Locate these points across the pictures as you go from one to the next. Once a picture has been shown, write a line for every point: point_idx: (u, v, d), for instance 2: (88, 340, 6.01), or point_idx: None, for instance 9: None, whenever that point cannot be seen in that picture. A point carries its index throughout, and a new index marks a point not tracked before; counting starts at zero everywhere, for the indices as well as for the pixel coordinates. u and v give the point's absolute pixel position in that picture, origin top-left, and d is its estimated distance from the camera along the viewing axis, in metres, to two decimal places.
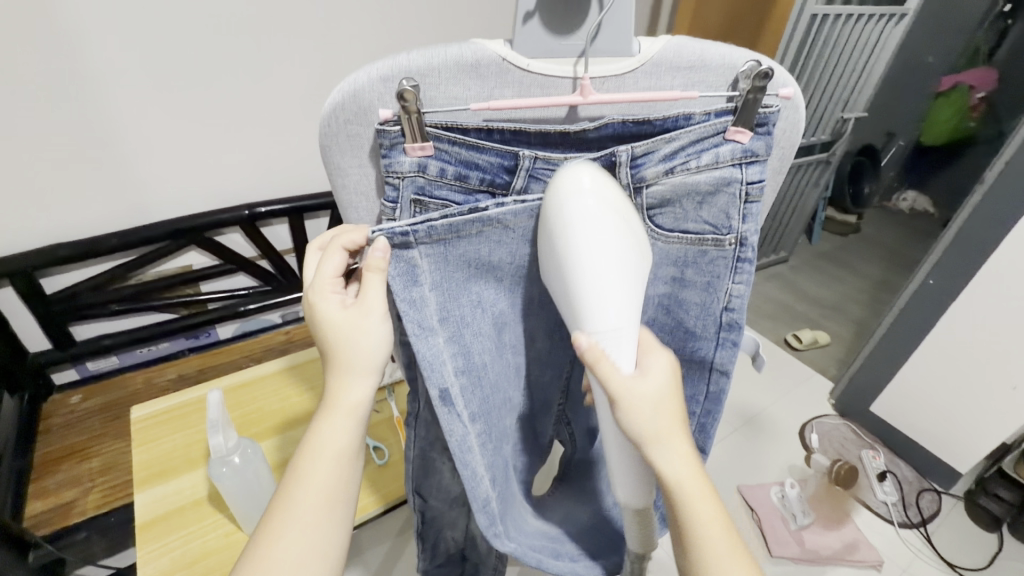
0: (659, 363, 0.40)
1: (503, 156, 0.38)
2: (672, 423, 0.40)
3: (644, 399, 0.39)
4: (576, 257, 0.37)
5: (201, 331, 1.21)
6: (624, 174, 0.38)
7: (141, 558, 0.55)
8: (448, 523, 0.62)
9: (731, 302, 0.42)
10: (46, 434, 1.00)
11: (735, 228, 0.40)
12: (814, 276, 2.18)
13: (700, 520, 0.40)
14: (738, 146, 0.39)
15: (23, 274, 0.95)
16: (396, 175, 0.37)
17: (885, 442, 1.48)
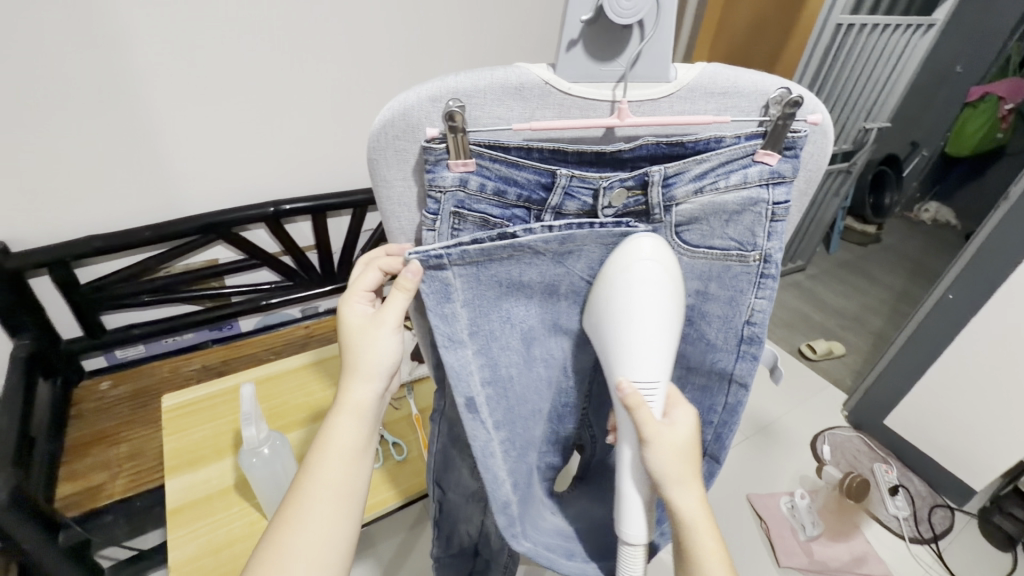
0: (685, 416, 0.45)
1: (541, 175, 0.39)
2: (692, 472, 0.44)
3: (671, 447, 0.43)
4: (631, 313, 0.40)
5: (224, 323, 1.25)
6: (656, 193, 0.39)
7: (171, 542, 0.56)
8: (463, 518, 0.63)
9: (753, 316, 0.43)
10: (77, 419, 1.04)
11: (760, 246, 0.41)
12: (831, 285, 2.17)
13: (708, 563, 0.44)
14: (766, 168, 0.40)
15: (60, 264, 0.99)
16: (438, 190, 0.39)
17: (899, 457, 1.47)
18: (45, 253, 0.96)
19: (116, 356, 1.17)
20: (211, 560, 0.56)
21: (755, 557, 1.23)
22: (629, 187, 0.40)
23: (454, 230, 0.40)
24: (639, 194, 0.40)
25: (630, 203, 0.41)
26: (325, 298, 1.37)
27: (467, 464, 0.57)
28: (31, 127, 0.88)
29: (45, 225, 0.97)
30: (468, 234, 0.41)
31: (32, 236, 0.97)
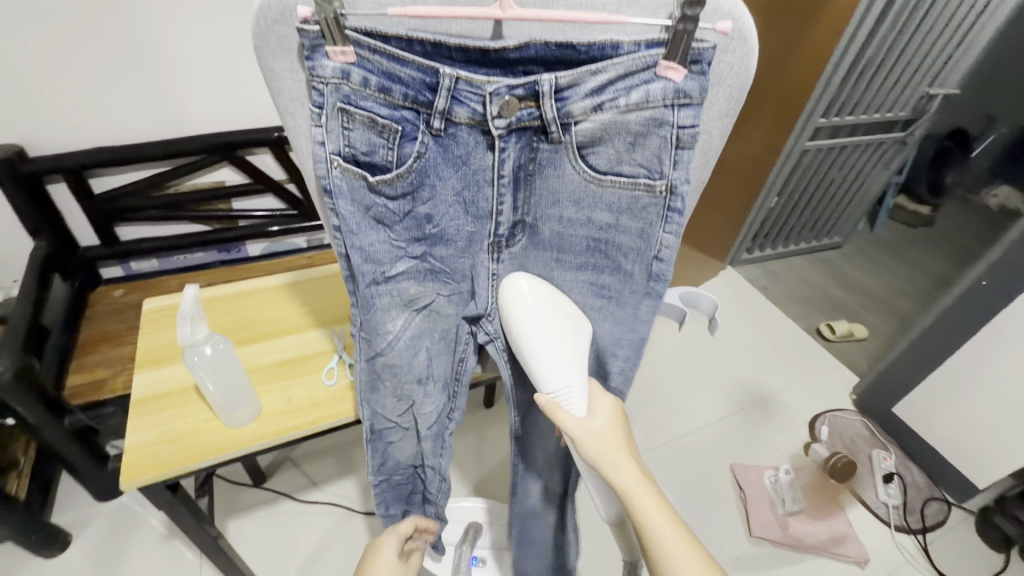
0: (602, 408, 0.55)
1: (426, 74, 0.43)
2: (618, 447, 0.53)
3: (593, 434, 0.53)
4: (530, 338, 0.54)
5: (232, 245, 1.28)
6: (549, 105, 0.44)
7: (131, 428, 0.61)
8: (397, 442, 0.69)
9: (661, 251, 0.50)
10: (89, 319, 1.12)
11: (666, 175, 0.46)
12: (865, 265, 2.04)
13: (652, 522, 0.49)
14: (671, 84, 0.43)
15: (72, 171, 1.04)
16: (321, 80, 0.42)
17: (903, 446, 1.40)
18: (57, 160, 1.01)
19: (131, 268, 1.24)
20: (164, 448, 0.60)
21: (727, 523, 1.23)
22: (521, 97, 0.44)
23: (341, 127, 0.44)
24: (534, 105, 0.45)
25: (524, 115, 0.45)
26: None
27: (393, 391, 0.63)
28: (42, 33, 0.91)
29: (59, 132, 1.02)
30: (359, 132, 0.44)
31: (48, 143, 1.02)
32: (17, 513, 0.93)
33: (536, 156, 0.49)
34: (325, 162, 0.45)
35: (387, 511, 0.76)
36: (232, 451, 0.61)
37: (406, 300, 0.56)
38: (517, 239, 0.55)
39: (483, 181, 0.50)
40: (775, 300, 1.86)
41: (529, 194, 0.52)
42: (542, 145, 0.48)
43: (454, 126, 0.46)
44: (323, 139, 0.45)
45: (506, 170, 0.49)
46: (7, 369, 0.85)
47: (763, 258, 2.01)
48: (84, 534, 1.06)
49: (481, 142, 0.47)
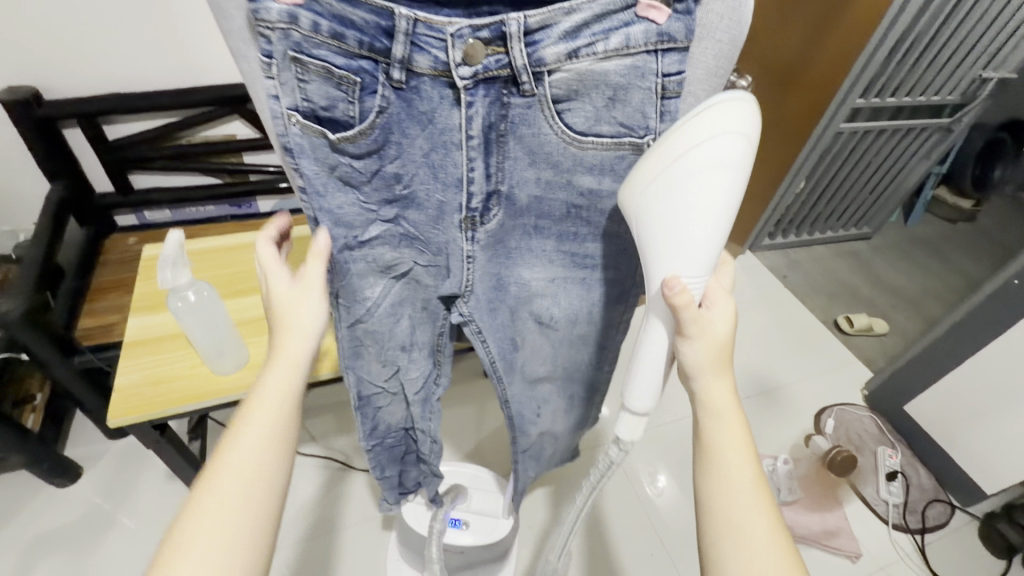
0: (723, 310, 0.49)
1: (380, 16, 0.40)
2: (721, 361, 0.50)
3: (708, 332, 0.49)
4: (706, 207, 0.43)
5: (243, 201, 1.28)
6: (519, 51, 0.41)
7: (121, 368, 0.62)
8: (386, 407, 0.69)
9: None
10: (102, 266, 1.14)
11: (651, 128, 0.45)
12: (895, 259, 1.95)
13: (727, 444, 0.48)
14: (654, 26, 0.41)
15: (86, 118, 1.05)
16: (267, 25, 0.38)
17: (911, 445, 1.36)
18: (70, 105, 1.02)
19: (146, 217, 1.26)
20: (150, 390, 0.61)
21: None
22: (487, 41, 0.41)
23: (295, 77, 0.40)
24: (502, 52, 0.42)
25: (492, 63, 0.42)
26: None
27: (375, 353, 0.61)
28: None
29: (74, 76, 1.02)
30: (315, 84, 0.41)
31: (63, 88, 1.03)
32: (33, 442, 0.98)
33: (508, 113, 0.45)
34: (281, 118, 0.42)
35: (383, 472, 0.77)
36: (216, 397, 0.62)
37: (383, 266, 0.55)
38: (493, 213, 0.51)
39: (451, 143, 0.47)
40: (794, 290, 1.80)
41: (503, 158, 0.48)
42: (514, 99, 0.45)
43: (416, 77, 0.43)
44: (277, 93, 0.41)
45: (475, 130, 0.45)
46: (16, 307, 0.87)
47: (786, 245, 1.94)
48: (94, 467, 1.11)
49: (447, 97, 0.44)
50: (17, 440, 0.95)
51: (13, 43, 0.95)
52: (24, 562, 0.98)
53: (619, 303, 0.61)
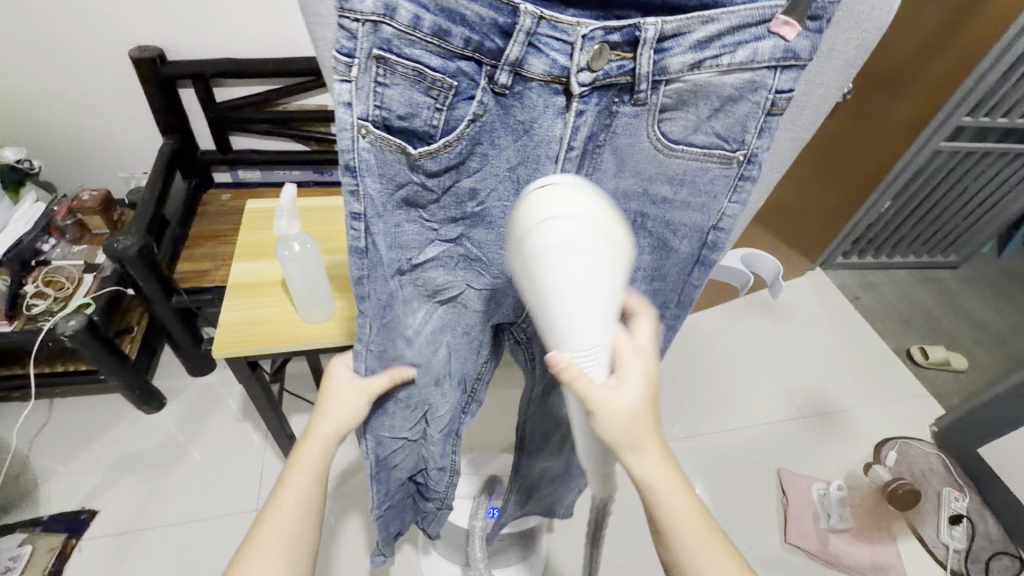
0: (634, 372, 0.43)
1: (499, 12, 0.32)
2: (646, 426, 0.43)
3: (620, 405, 0.42)
4: (564, 290, 0.37)
5: (326, 168, 1.34)
6: (647, 58, 0.34)
7: (226, 306, 0.68)
8: (400, 461, 0.66)
9: (721, 221, 0.45)
10: (200, 217, 1.24)
11: (746, 144, 0.40)
12: (983, 293, 1.80)
13: (676, 510, 0.43)
14: (781, 43, 0.36)
15: (200, 79, 1.14)
16: (355, 18, 0.31)
17: (982, 491, 1.27)
18: (187, 66, 1.11)
19: (239, 176, 1.35)
20: (250, 328, 0.67)
21: (762, 524, 1.20)
22: (615, 45, 0.34)
23: (377, 84, 0.33)
24: (627, 57, 0.35)
25: (613, 69, 0.35)
26: None
27: (403, 388, 0.59)
28: None
29: (192, 39, 1.12)
30: (399, 89, 0.33)
31: (181, 49, 1.13)
32: (129, 369, 1.08)
33: (612, 122, 0.38)
34: (351, 131, 0.35)
35: (387, 528, 0.73)
36: (305, 343, 0.67)
37: (432, 291, 0.50)
38: None
39: (545, 156, 0.39)
40: (867, 313, 1.71)
41: (591, 172, 0.41)
42: (622, 108, 0.38)
43: (523, 82, 0.35)
44: (349, 100, 0.34)
45: (578, 141, 0.38)
46: (133, 245, 0.97)
47: (861, 265, 1.83)
48: (175, 401, 1.22)
49: (552, 105, 0.36)
50: (117, 364, 1.04)
51: (147, 5, 1.05)
52: (113, 474, 1.09)
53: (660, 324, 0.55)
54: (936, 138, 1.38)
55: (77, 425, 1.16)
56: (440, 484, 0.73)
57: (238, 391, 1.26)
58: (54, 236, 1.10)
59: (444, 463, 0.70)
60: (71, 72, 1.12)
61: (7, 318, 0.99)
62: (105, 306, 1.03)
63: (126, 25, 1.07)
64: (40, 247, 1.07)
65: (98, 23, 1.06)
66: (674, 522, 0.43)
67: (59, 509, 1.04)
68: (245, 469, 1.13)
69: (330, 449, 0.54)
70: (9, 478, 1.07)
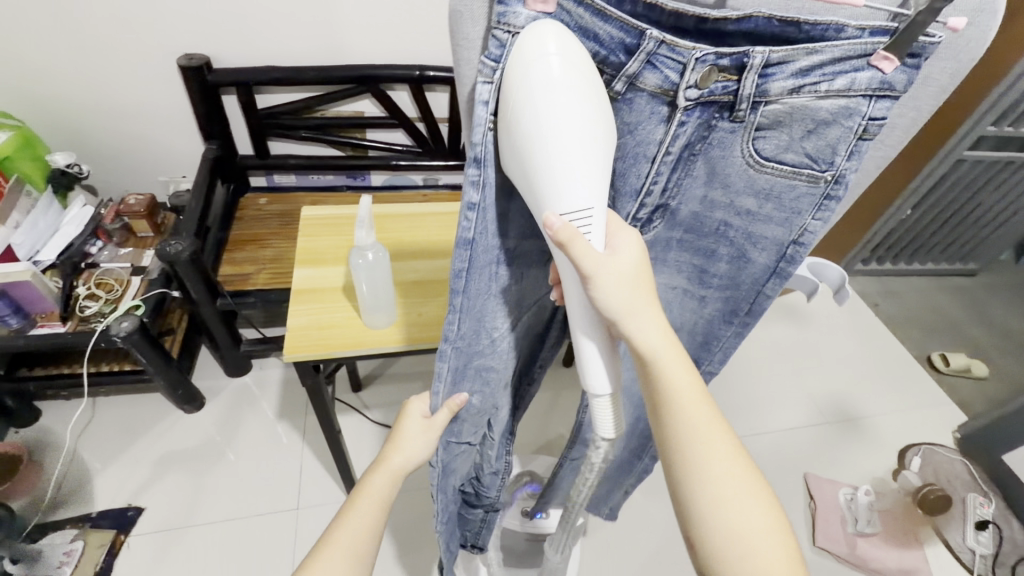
0: (627, 242, 0.40)
1: (627, 33, 0.35)
2: (640, 296, 0.41)
3: (616, 272, 0.39)
4: (547, 127, 0.33)
5: (359, 173, 1.37)
6: (751, 81, 0.36)
7: (293, 311, 0.71)
8: (460, 463, 0.67)
9: (802, 237, 0.45)
10: (239, 220, 1.26)
11: (835, 165, 0.40)
12: (1002, 301, 1.82)
13: (675, 382, 0.42)
14: (879, 75, 0.36)
15: (244, 86, 1.16)
16: (507, 28, 0.33)
17: (1007, 497, 1.29)
18: (233, 74, 1.14)
19: (274, 180, 1.37)
20: (316, 333, 0.69)
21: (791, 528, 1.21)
22: (722, 68, 0.36)
23: None
24: (733, 79, 0.36)
25: (718, 89, 0.37)
26: (447, 173, 1.42)
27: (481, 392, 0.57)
28: None
29: (238, 48, 1.14)
30: None
31: (227, 57, 1.15)
32: (173, 371, 1.10)
33: (709, 134, 0.40)
34: (482, 127, 0.36)
35: (450, 548, 0.75)
36: (369, 347, 0.69)
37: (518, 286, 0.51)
38: (653, 225, 0.47)
39: (643, 156, 0.41)
40: (888, 321, 1.72)
41: (684, 176, 0.43)
42: (720, 123, 0.39)
43: (636, 92, 0.37)
44: (487, 98, 0.35)
45: (675, 148, 0.40)
46: (185, 249, 1.00)
47: (880, 272, 1.84)
48: (214, 401, 1.24)
49: (658, 113, 0.38)
50: (164, 366, 1.07)
51: (195, 14, 1.07)
52: (157, 472, 1.12)
53: (728, 326, 0.57)
54: (963, 146, 1.40)
55: (121, 423, 1.19)
56: (494, 491, 0.76)
57: (274, 392, 1.28)
58: (101, 239, 1.14)
59: (500, 467, 0.74)
60: (119, 78, 1.14)
61: (61, 320, 1.03)
62: (154, 308, 1.06)
63: (174, 33, 1.10)
64: (89, 250, 1.11)
65: (147, 31, 1.08)
66: (663, 374, 0.42)
67: (106, 505, 1.06)
68: (284, 468, 1.15)
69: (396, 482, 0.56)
70: (57, 475, 1.10)
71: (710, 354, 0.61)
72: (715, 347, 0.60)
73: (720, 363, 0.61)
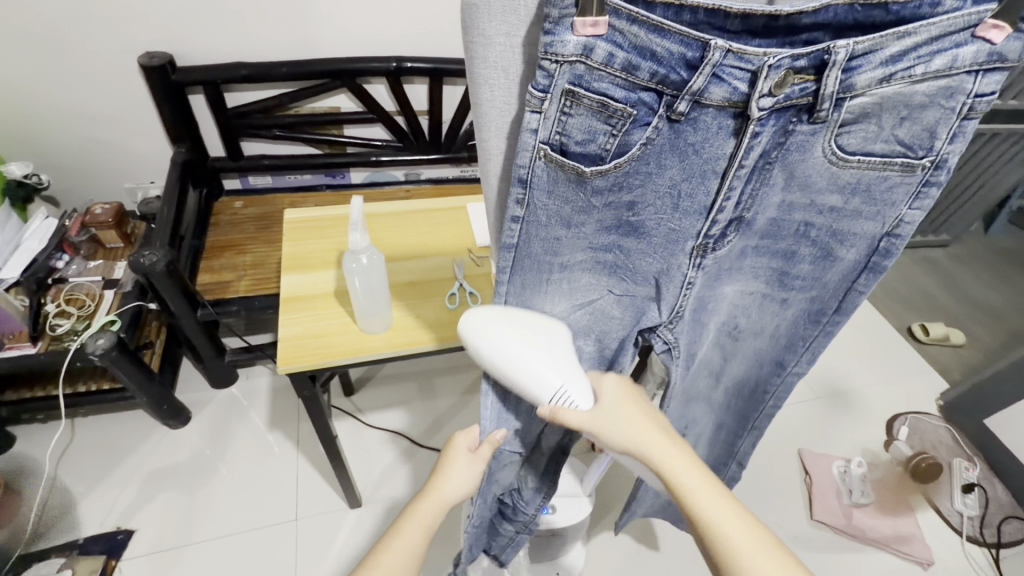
0: (608, 385, 0.49)
1: (688, 47, 0.33)
2: (637, 420, 0.48)
3: (604, 413, 0.47)
4: (513, 357, 0.46)
5: (339, 171, 1.32)
6: (833, 78, 0.35)
7: (283, 320, 0.67)
8: (501, 471, 0.67)
9: (897, 228, 0.44)
10: (215, 226, 1.21)
11: (935, 150, 0.40)
12: (974, 268, 1.87)
13: (697, 490, 0.46)
14: (986, 47, 0.35)
15: (213, 85, 1.11)
16: (554, 59, 0.33)
17: (990, 460, 1.33)
18: (200, 73, 1.08)
19: (249, 182, 1.31)
20: (310, 342, 0.66)
21: (789, 504, 1.23)
22: (799, 69, 0.35)
23: (563, 113, 0.35)
24: (811, 79, 0.35)
25: (795, 91, 0.36)
26: (429, 167, 1.38)
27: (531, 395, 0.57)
28: None
29: (204, 45, 1.08)
30: (581, 118, 0.35)
31: (193, 55, 1.09)
32: (156, 387, 1.06)
33: (786, 140, 0.39)
34: (530, 153, 0.37)
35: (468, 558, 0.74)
36: (368, 354, 0.66)
37: (581, 299, 0.49)
38: (726, 240, 0.44)
39: (711, 172, 0.39)
40: (869, 296, 1.75)
41: (760, 186, 0.41)
42: (799, 127, 0.39)
43: (699, 109, 0.36)
44: (535, 127, 0.35)
45: (750, 159, 0.38)
46: (160, 260, 0.95)
47: None
48: (201, 414, 1.20)
49: (726, 127, 0.37)
50: (146, 382, 1.02)
51: (158, 9, 1.01)
52: (146, 490, 1.08)
53: (814, 327, 0.54)
54: None
55: (104, 442, 1.14)
56: (529, 509, 0.73)
57: (263, 402, 1.24)
58: (68, 253, 1.08)
59: (541, 485, 0.71)
60: (77, 80, 1.07)
61: (31, 341, 0.97)
62: (130, 323, 1.01)
63: (135, 31, 1.03)
64: (56, 264, 1.05)
65: (106, 29, 1.02)
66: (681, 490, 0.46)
67: (95, 530, 1.02)
68: (280, 479, 1.12)
69: (441, 515, 0.56)
70: (39, 502, 1.04)
71: (796, 355, 0.57)
72: (800, 351, 0.56)
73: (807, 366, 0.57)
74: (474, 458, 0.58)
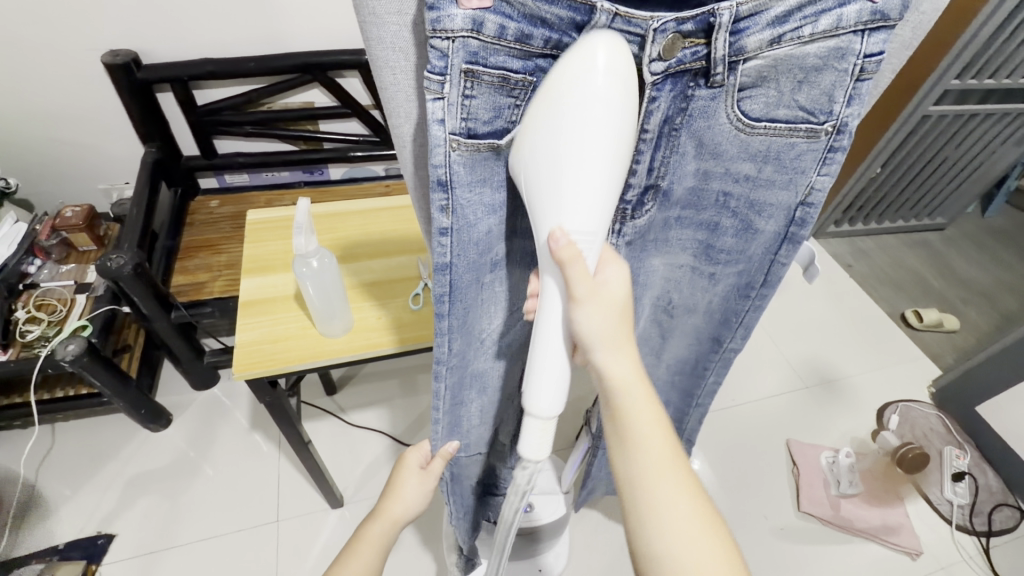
0: (617, 273, 0.40)
1: (576, 10, 0.30)
2: (623, 336, 0.41)
3: (604, 304, 0.38)
4: (576, 143, 0.31)
5: (316, 167, 1.30)
6: (722, 41, 0.32)
7: (241, 326, 0.66)
8: (469, 476, 0.66)
9: (810, 196, 0.42)
10: (190, 225, 1.19)
11: (835, 114, 0.36)
12: (970, 251, 1.83)
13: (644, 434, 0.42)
14: (869, 6, 0.33)
15: (180, 82, 1.08)
16: (443, 36, 0.28)
17: (981, 447, 1.31)
18: (166, 70, 1.06)
19: (225, 181, 1.30)
20: (268, 348, 0.65)
21: (776, 496, 1.22)
22: (687, 34, 0.32)
23: (465, 97, 0.31)
24: (702, 43, 0.33)
25: (687, 56, 0.33)
26: None
27: (477, 401, 0.55)
28: None
29: (169, 41, 1.06)
30: (483, 98, 0.31)
31: (158, 52, 1.07)
32: (132, 391, 1.04)
33: (688, 106, 0.36)
34: (442, 146, 0.32)
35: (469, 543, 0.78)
36: (327, 357, 0.65)
37: (507, 294, 0.47)
38: (646, 208, 0.41)
39: None
40: (859, 280, 1.73)
41: (670, 154, 0.39)
42: (698, 92, 0.35)
43: None
44: (440, 116, 0.31)
45: (651, 125, 0.36)
46: (127, 263, 0.93)
47: (852, 232, 1.86)
48: (183, 416, 1.20)
49: None
50: (121, 386, 1.00)
51: (116, 6, 0.99)
52: (127, 496, 1.07)
53: (745, 301, 0.52)
54: (927, 103, 1.41)
55: (84, 447, 1.13)
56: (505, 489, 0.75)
57: (244, 403, 1.23)
58: (39, 257, 1.07)
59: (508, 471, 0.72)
60: (39, 80, 1.05)
61: (2, 348, 0.97)
62: (102, 327, 1.00)
63: (94, 28, 1.01)
64: (27, 269, 1.04)
65: (64, 27, 0.99)
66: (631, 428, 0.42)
67: (74, 536, 1.02)
68: (262, 479, 1.11)
69: (394, 528, 0.60)
70: (20, 508, 1.05)
71: (730, 332, 0.56)
72: (734, 326, 0.55)
73: (740, 341, 0.57)
74: (423, 475, 0.60)
